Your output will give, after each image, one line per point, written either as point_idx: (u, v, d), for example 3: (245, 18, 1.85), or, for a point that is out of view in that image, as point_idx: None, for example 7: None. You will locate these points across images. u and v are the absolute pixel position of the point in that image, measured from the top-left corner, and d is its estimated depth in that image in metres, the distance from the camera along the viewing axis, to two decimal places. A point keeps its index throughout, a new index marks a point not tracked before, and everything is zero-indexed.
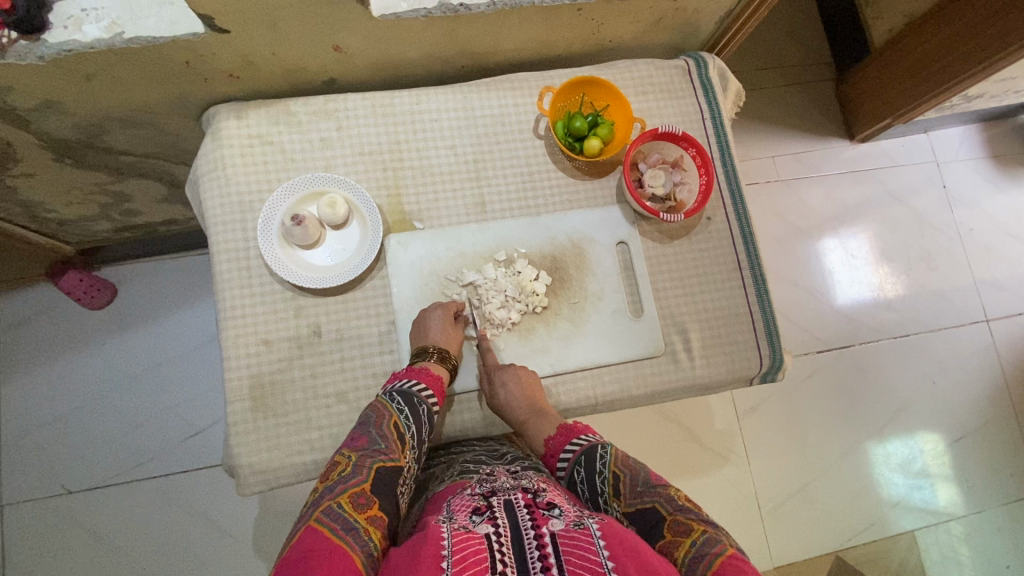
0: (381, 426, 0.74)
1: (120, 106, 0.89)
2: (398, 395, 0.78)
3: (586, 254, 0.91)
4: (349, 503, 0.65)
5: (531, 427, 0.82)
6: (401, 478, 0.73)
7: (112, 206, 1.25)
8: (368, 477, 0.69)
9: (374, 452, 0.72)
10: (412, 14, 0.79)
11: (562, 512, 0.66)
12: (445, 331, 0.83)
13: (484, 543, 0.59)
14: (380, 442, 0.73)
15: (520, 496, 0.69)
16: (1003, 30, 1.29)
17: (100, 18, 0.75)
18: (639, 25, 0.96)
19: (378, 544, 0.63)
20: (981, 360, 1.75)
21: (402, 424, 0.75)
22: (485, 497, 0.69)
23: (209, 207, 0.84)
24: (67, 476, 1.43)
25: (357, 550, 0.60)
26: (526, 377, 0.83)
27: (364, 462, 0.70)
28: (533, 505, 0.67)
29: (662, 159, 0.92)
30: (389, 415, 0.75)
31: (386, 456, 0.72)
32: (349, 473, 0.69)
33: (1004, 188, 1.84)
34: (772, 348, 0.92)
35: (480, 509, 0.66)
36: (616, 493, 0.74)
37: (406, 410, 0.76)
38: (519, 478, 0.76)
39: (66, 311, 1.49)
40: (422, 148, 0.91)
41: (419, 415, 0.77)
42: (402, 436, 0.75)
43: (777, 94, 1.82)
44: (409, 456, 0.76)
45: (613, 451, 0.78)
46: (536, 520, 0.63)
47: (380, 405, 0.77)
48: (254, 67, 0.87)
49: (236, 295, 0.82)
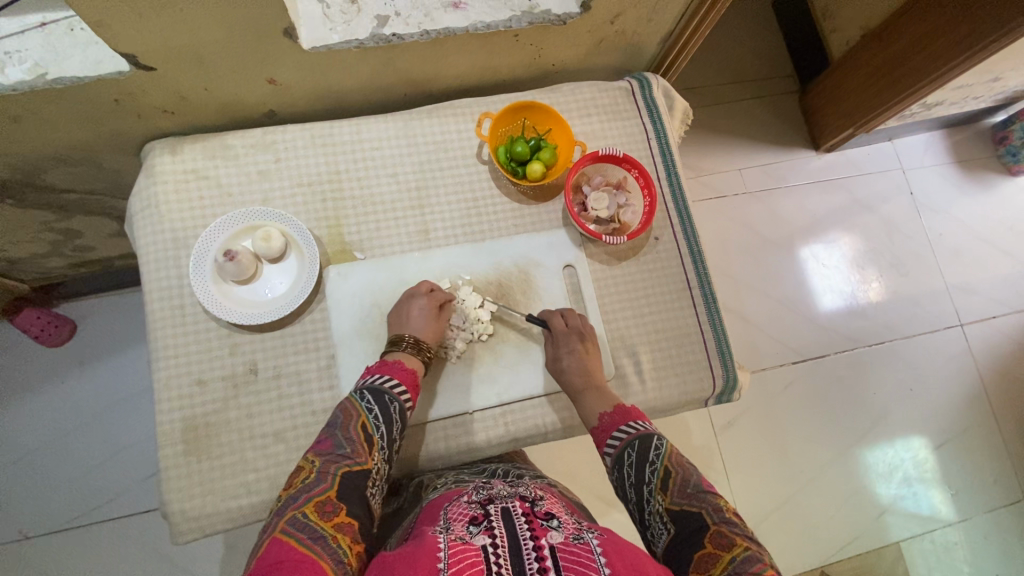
0: (349, 428, 0.72)
1: (52, 145, 0.87)
2: (368, 393, 0.75)
3: (533, 279, 0.90)
4: (314, 512, 0.64)
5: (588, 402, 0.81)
6: (370, 482, 0.70)
7: (63, 243, 1.23)
8: (333, 484, 0.67)
9: (339, 457, 0.69)
10: (345, 46, 0.80)
11: (561, 524, 0.63)
12: (420, 322, 0.81)
13: (481, 555, 0.55)
14: (346, 446, 0.70)
15: (518, 505, 0.66)
16: (954, 40, 1.32)
17: (22, 60, 0.74)
18: (581, 48, 0.97)
19: (349, 551, 0.62)
20: (956, 365, 1.75)
21: (370, 425, 0.72)
22: (483, 505, 0.67)
23: (143, 246, 0.83)
24: (25, 520, 1.39)
25: (327, 559, 0.59)
26: (591, 353, 0.84)
27: (329, 468, 0.68)
28: (532, 514, 0.64)
29: (606, 181, 0.91)
30: (358, 416, 0.72)
31: (351, 461, 0.69)
32: (313, 480, 0.66)
33: (970, 191, 1.86)
34: (725, 368, 0.90)
35: (478, 517, 0.63)
36: (663, 487, 0.69)
37: (376, 410, 0.73)
38: (516, 486, 0.74)
39: (22, 351, 1.45)
40: (363, 178, 0.90)
41: (390, 414, 0.74)
42: (369, 438, 0.71)
43: (740, 108, 1.84)
44: (379, 458, 0.72)
45: (668, 445, 0.73)
46: (535, 530, 0.60)
47: (350, 404, 0.74)
48: (188, 103, 0.86)
49: (169, 334, 0.80)
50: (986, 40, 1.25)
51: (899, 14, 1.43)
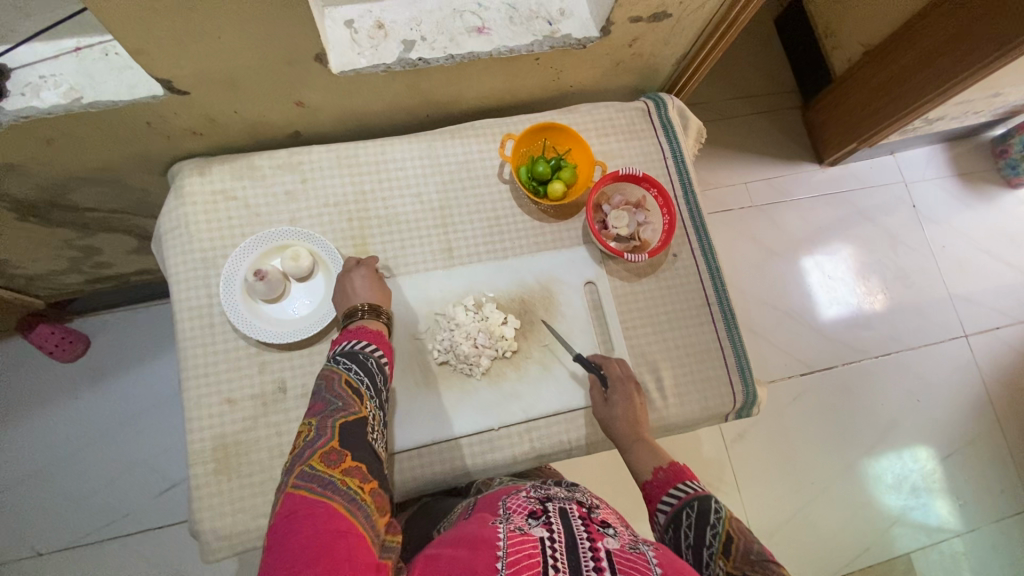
0: (333, 387, 0.71)
1: (82, 166, 0.89)
2: (341, 356, 0.75)
3: (555, 296, 0.91)
4: (321, 461, 0.64)
5: (638, 455, 0.80)
6: (369, 428, 0.71)
7: (82, 260, 1.24)
8: (334, 434, 0.67)
9: (333, 411, 0.69)
10: (372, 70, 0.82)
11: (617, 533, 0.64)
12: (368, 289, 0.81)
13: (538, 548, 0.57)
14: (337, 401, 0.70)
15: (575, 506, 0.67)
16: (954, 59, 1.35)
17: (58, 83, 0.75)
18: (599, 70, 0.99)
19: (362, 492, 0.63)
20: (962, 376, 1.76)
21: (354, 380, 0.72)
22: (540, 500, 0.68)
23: (172, 267, 0.84)
24: (38, 537, 1.38)
25: (339, 501, 0.60)
26: (637, 404, 0.84)
27: (326, 422, 0.68)
28: (589, 517, 0.65)
29: (625, 201, 0.93)
30: (338, 374, 0.72)
31: (346, 412, 0.69)
32: (313, 436, 0.66)
33: (973, 204, 1.88)
34: (745, 383, 0.92)
35: (536, 513, 0.64)
36: (725, 552, 0.66)
37: (355, 367, 0.73)
38: (572, 491, 0.75)
39: (37, 367, 1.46)
40: (388, 198, 0.92)
41: (370, 367, 0.74)
42: (357, 390, 0.72)
43: (745, 123, 1.87)
44: (371, 407, 0.73)
45: (728, 510, 0.71)
46: (592, 533, 0.61)
47: (327, 369, 0.74)
48: (217, 125, 0.88)
49: (199, 353, 0.81)
50: (986, 59, 1.28)
51: (900, 33, 1.46)
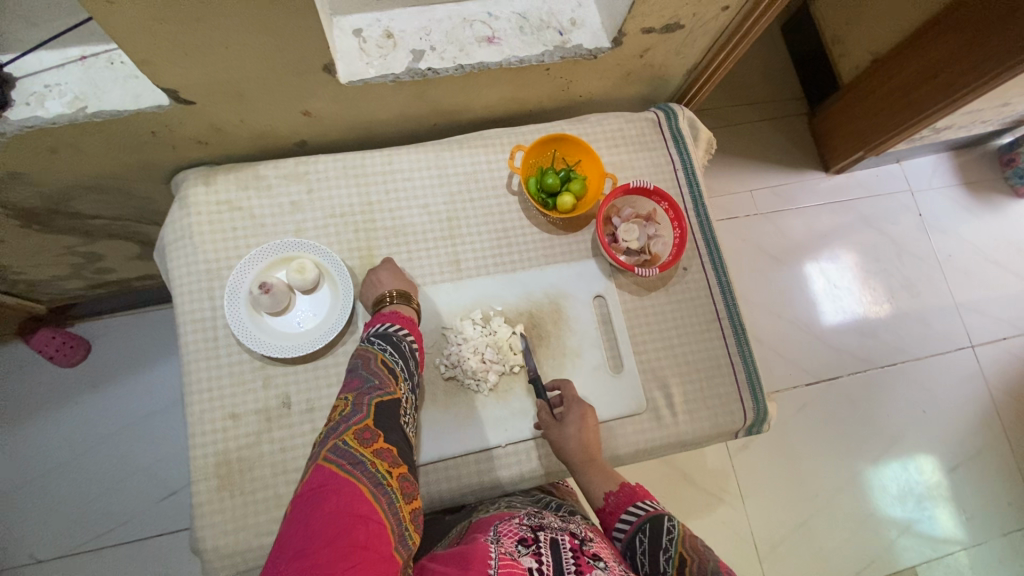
0: (370, 367, 0.72)
1: (86, 174, 0.88)
2: (376, 338, 0.76)
3: (564, 310, 0.90)
4: (354, 437, 0.62)
5: (591, 481, 0.76)
6: (400, 412, 0.71)
7: (84, 265, 1.23)
8: (369, 413, 0.66)
9: (370, 389, 0.69)
10: (380, 80, 0.81)
11: (608, 565, 0.61)
12: (396, 280, 0.83)
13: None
14: (374, 380, 0.70)
15: (567, 537, 0.66)
16: (964, 69, 1.34)
17: (63, 93, 0.74)
18: (609, 80, 0.98)
19: (390, 475, 0.61)
20: (968, 387, 1.75)
21: (390, 362, 0.73)
22: (532, 529, 0.66)
23: (176, 278, 0.83)
24: (35, 544, 1.37)
25: (367, 482, 0.58)
26: (587, 423, 0.81)
27: (362, 400, 0.67)
28: (580, 550, 0.63)
29: (636, 214, 0.92)
30: (375, 355, 0.73)
31: (383, 391, 0.69)
32: (349, 412, 0.66)
33: (979, 214, 1.87)
34: (755, 400, 0.90)
35: (527, 540, 0.63)
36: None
37: (390, 350, 0.75)
38: (568, 522, 0.73)
39: (37, 372, 1.45)
40: (395, 209, 0.90)
41: (403, 350, 0.76)
42: (392, 370, 0.72)
43: (752, 130, 1.86)
44: (403, 389, 0.73)
45: (681, 528, 0.68)
46: (582, 566, 0.59)
47: (363, 350, 0.75)
48: (223, 134, 0.87)
49: (202, 367, 0.79)
50: (999, 68, 1.26)
51: (908, 42, 1.45)
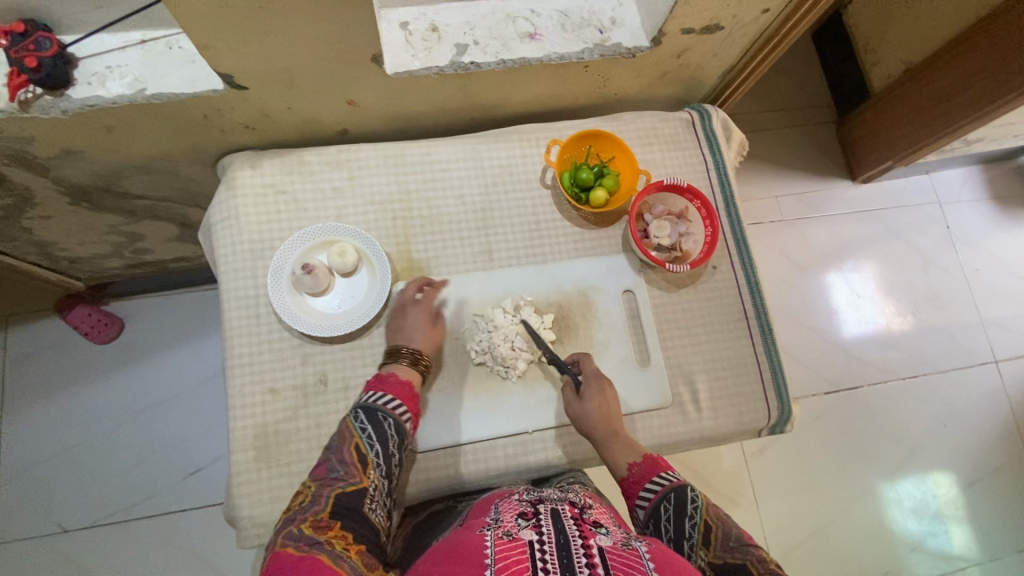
0: (342, 451, 0.72)
1: (137, 154, 0.91)
2: (362, 412, 0.75)
3: (593, 303, 0.92)
4: (309, 524, 0.63)
5: (614, 452, 0.78)
6: (367, 500, 0.69)
7: (124, 245, 1.27)
8: (328, 503, 0.66)
9: (333, 479, 0.69)
10: (425, 72, 0.83)
11: (609, 531, 0.64)
12: (420, 336, 0.83)
13: (526, 551, 0.57)
14: (339, 468, 0.70)
15: (567, 508, 0.67)
16: (1001, 80, 1.32)
17: (123, 75, 0.77)
18: (645, 79, 0.99)
19: (348, 550, 0.61)
20: (991, 403, 1.72)
21: (364, 445, 0.72)
22: (532, 504, 0.68)
23: (221, 256, 0.86)
24: (64, 514, 1.41)
25: (324, 554, 0.58)
26: (607, 395, 0.81)
27: (322, 492, 0.67)
28: (581, 518, 0.65)
29: (667, 211, 0.93)
30: (351, 436, 0.72)
31: (345, 481, 0.69)
32: (308, 502, 0.66)
33: (1008, 228, 1.85)
34: (780, 400, 0.91)
35: (526, 514, 0.65)
36: (705, 542, 0.68)
37: (368, 428, 0.73)
38: (565, 493, 0.75)
39: (72, 347, 1.50)
40: (431, 199, 0.93)
41: (385, 431, 0.74)
42: (364, 457, 0.71)
43: (779, 136, 1.86)
44: (375, 477, 0.72)
45: (704, 497, 0.72)
46: (584, 533, 0.61)
47: (345, 426, 0.74)
48: (270, 120, 0.89)
49: (244, 343, 0.83)
50: None
51: (942, 52, 1.44)
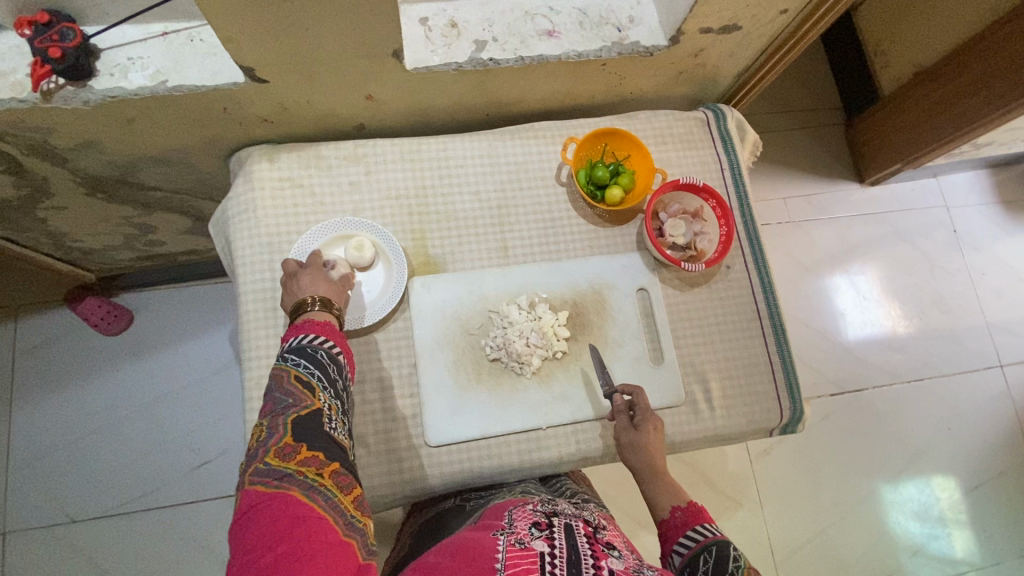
0: (284, 386, 0.70)
1: (155, 147, 0.92)
2: (288, 354, 0.73)
3: (607, 300, 0.92)
4: (274, 457, 0.63)
5: (657, 494, 0.80)
6: (325, 420, 0.69)
7: (136, 237, 1.28)
8: (287, 430, 0.66)
9: (284, 408, 0.68)
10: (444, 68, 0.83)
11: (621, 555, 0.64)
12: (321, 284, 0.79)
13: (537, 561, 0.57)
14: (286, 399, 0.69)
15: (581, 525, 0.67)
16: (1008, 86, 1.32)
17: (145, 66, 0.78)
18: (661, 79, 0.99)
19: (321, 476, 0.63)
20: (996, 406, 1.73)
21: (303, 375, 0.71)
22: (547, 514, 0.69)
23: (238, 248, 0.86)
24: (72, 504, 1.42)
25: (296, 489, 0.60)
26: (658, 435, 0.82)
27: (276, 422, 0.67)
28: (594, 539, 0.65)
29: (683, 209, 0.93)
30: (287, 372, 0.70)
31: (297, 408, 0.68)
32: (266, 435, 0.66)
33: (1015, 233, 1.85)
34: (792, 400, 0.91)
35: (541, 524, 0.65)
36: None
37: (302, 362, 0.71)
38: (579, 509, 0.76)
39: (82, 338, 1.50)
40: (447, 195, 0.93)
41: (319, 361, 0.72)
42: (308, 384, 0.70)
43: (788, 138, 1.86)
44: (325, 398, 0.71)
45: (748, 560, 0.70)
46: (596, 552, 0.61)
47: (277, 368, 0.72)
48: (288, 114, 0.90)
49: (262, 335, 0.84)
50: None
51: (952, 56, 1.44)
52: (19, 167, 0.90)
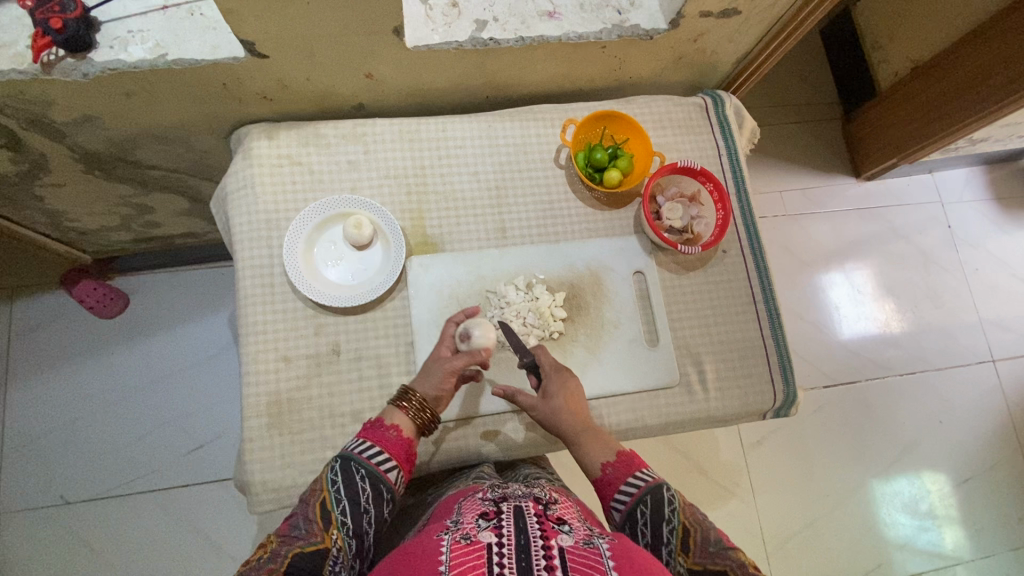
0: (309, 506, 0.71)
1: (154, 123, 0.92)
2: (343, 463, 0.74)
3: (604, 282, 0.93)
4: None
5: (590, 452, 0.78)
6: (327, 562, 0.68)
7: (133, 218, 1.27)
8: (284, 563, 0.66)
9: (294, 537, 0.68)
10: (444, 46, 0.83)
11: (572, 528, 0.64)
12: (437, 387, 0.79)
13: (485, 553, 0.56)
14: (302, 527, 0.69)
15: (530, 505, 0.67)
16: (1003, 81, 1.33)
17: (145, 40, 0.78)
18: (660, 63, 1.00)
19: None
20: (987, 401, 1.74)
21: (330, 502, 0.71)
22: (496, 502, 0.68)
23: (236, 225, 0.86)
24: (66, 486, 1.42)
25: None
26: (575, 393, 0.81)
27: (280, 550, 0.67)
28: (544, 516, 0.64)
29: (680, 193, 0.94)
30: (319, 492, 0.72)
31: (304, 541, 0.68)
32: (266, 559, 0.67)
33: (1009, 229, 1.86)
34: (786, 383, 0.92)
35: (489, 514, 0.64)
36: (684, 547, 0.70)
37: (337, 483, 0.72)
38: (530, 488, 0.76)
39: (77, 320, 1.50)
40: (446, 175, 0.93)
41: (355, 484, 0.72)
42: (327, 517, 0.70)
43: (786, 131, 1.87)
44: (339, 536, 0.70)
45: (680, 498, 0.74)
46: (546, 532, 0.61)
47: (319, 478, 0.74)
48: (288, 91, 0.90)
49: (259, 311, 0.84)
50: None
51: (948, 51, 1.44)
52: (18, 141, 0.90)
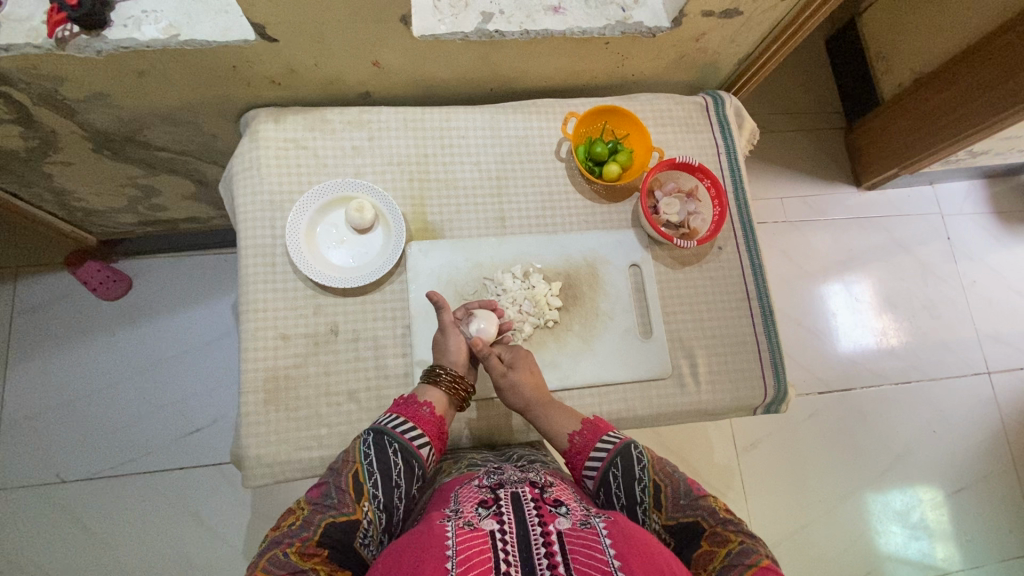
0: (342, 477, 0.72)
1: (164, 104, 0.93)
2: (374, 435, 0.75)
3: (600, 274, 0.94)
4: (297, 551, 0.64)
5: (558, 421, 0.82)
6: (359, 533, 0.69)
7: (139, 200, 1.29)
8: (317, 532, 0.66)
9: (326, 507, 0.69)
10: (450, 36, 0.85)
11: (569, 510, 0.64)
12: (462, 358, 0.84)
13: (487, 543, 0.57)
14: (335, 497, 0.70)
15: (527, 489, 0.67)
16: (1004, 94, 1.35)
17: (158, 20, 0.79)
18: (663, 62, 1.01)
19: None
20: (981, 412, 1.75)
21: (363, 474, 0.72)
22: (492, 489, 0.68)
23: (241, 205, 0.88)
24: (62, 464, 1.43)
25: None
26: (529, 362, 0.86)
27: (313, 518, 0.68)
28: (541, 500, 0.65)
29: (678, 188, 0.96)
30: (352, 463, 0.73)
31: (338, 511, 0.69)
32: (299, 526, 0.67)
33: (1008, 242, 1.87)
34: (777, 380, 0.93)
35: (487, 502, 0.65)
36: (657, 505, 0.72)
37: (371, 456, 0.73)
38: (525, 471, 0.77)
39: (80, 301, 1.51)
40: (448, 164, 0.95)
41: (389, 457, 0.73)
42: (360, 489, 0.71)
43: (788, 138, 1.88)
44: (370, 508, 0.71)
45: (648, 455, 0.77)
46: (543, 516, 0.61)
47: (353, 447, 0.75)
48: (296, 76, 0.92)
49: (260, 290, 0.85)
50: None
51: (951, 62, 1.46)
52: (29, 116, 0.92)
